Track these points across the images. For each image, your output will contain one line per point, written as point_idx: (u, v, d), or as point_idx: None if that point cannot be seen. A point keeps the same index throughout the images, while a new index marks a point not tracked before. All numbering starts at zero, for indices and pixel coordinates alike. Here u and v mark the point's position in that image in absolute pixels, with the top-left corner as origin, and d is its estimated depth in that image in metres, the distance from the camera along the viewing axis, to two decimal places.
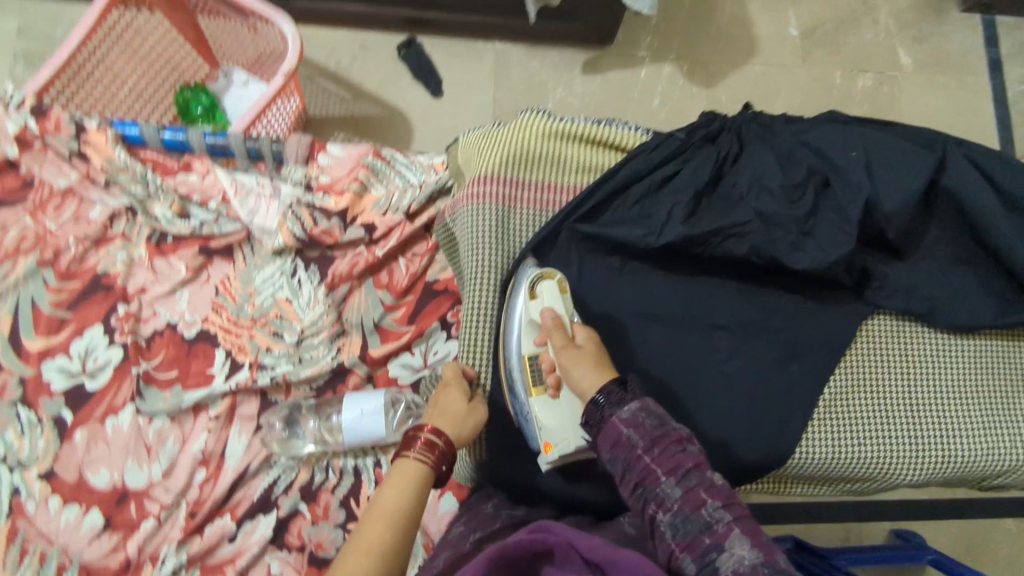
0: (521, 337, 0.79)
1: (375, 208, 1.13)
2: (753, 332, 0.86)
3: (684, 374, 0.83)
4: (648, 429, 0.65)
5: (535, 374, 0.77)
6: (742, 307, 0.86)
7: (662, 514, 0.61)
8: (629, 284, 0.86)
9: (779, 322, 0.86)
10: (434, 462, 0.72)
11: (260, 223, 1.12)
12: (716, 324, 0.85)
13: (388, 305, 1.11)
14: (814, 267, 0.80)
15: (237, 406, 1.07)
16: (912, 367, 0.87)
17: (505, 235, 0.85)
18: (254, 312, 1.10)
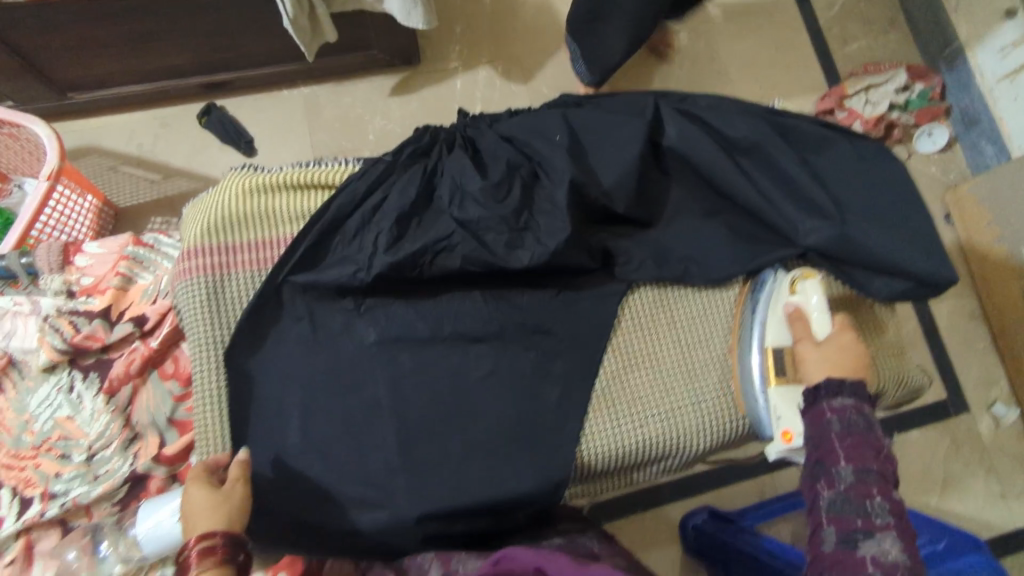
0: (768, 328, 0.80)
1: (144, 298, 1.07)
2: (511, 340, 0.82)
3: (442, 404, 0.79)
4: (856, 427, 0.69)
5: (778, 365, 0.78)
6: (493, 315, 0.82)
7: (827, 492, 0.67)
8: (370, 322, 0.81)
9: (536, 322, 0.82)
10: (223, 562, 0.65)
11: (19, 344, 1.03)
12: (470, 339, 0.81)
13: (178, 397, 1.05)
14: (535, 262, 0.79)
15: (34, 543, 0.99)
16: (683, 333, 0.85)
17: (224, 304, 0.80)
18: (34, 439, 1.02)
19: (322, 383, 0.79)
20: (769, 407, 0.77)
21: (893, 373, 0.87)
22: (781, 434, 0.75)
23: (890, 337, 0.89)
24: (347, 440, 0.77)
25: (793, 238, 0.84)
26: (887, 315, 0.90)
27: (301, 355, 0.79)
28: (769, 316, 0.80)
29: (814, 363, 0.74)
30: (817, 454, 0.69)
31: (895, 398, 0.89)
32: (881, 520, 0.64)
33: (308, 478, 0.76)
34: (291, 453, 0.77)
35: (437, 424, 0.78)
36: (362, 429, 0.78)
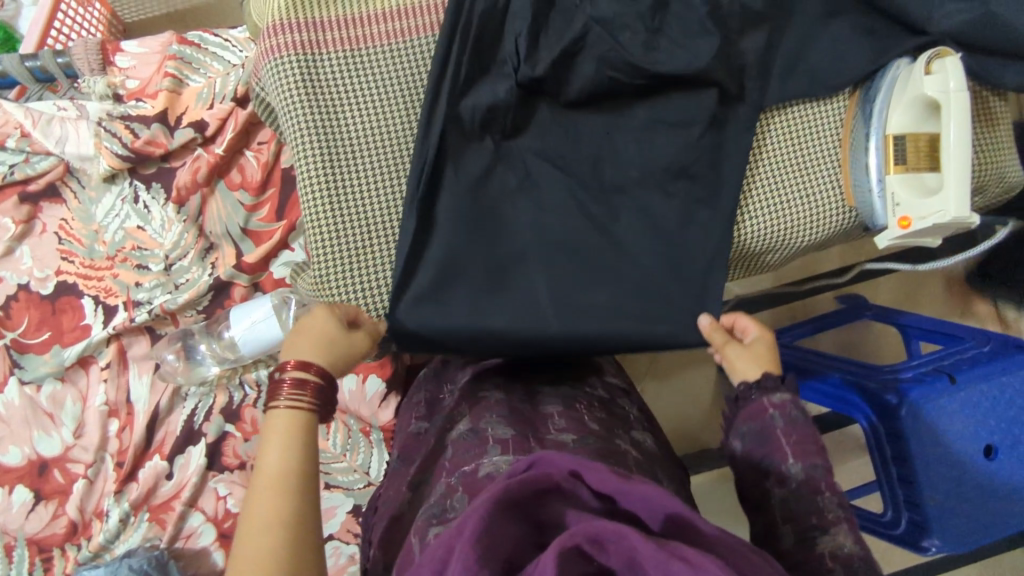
0: (891, 113, 0.77)
1: (199, 102, 0.99)
2: (623, 138, 0.78)
3: (554, 201, 0.77)
4: (794, 415, 0.67)
5: (899, 153, 0.76)
6: (606, 114, 0.78)
7: (777, 488, 0.64)
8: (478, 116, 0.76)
9: (650, 120, 0.77)
10: (312, 402, 0.62)
11: (74, 151, 0.98)
12: (582, 138, 0.78)
13: (249, 207, 1.01)
14: (671, 64, 0.74)
15: (126, 348, 1.01)
16: (797, 128, 0.82)
17: (321, 87, 0.74)
18: (108, 250, 1.00)
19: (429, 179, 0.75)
20: (886, 195, 0.78)
21: (993, 171, 0.87)
22: (898, 221, 0.76)
23: (1000, 131, 0.87)
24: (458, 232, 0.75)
25: (922, 27, 0.79)
26: (1002, 110, 0.87)
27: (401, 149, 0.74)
28: (894, 100, 0.77)
29: (952, 153, 0.73)
30: (763, 452, 0.66)
31: (990, 196, 0.90)
32: (833, 518, 0.61)
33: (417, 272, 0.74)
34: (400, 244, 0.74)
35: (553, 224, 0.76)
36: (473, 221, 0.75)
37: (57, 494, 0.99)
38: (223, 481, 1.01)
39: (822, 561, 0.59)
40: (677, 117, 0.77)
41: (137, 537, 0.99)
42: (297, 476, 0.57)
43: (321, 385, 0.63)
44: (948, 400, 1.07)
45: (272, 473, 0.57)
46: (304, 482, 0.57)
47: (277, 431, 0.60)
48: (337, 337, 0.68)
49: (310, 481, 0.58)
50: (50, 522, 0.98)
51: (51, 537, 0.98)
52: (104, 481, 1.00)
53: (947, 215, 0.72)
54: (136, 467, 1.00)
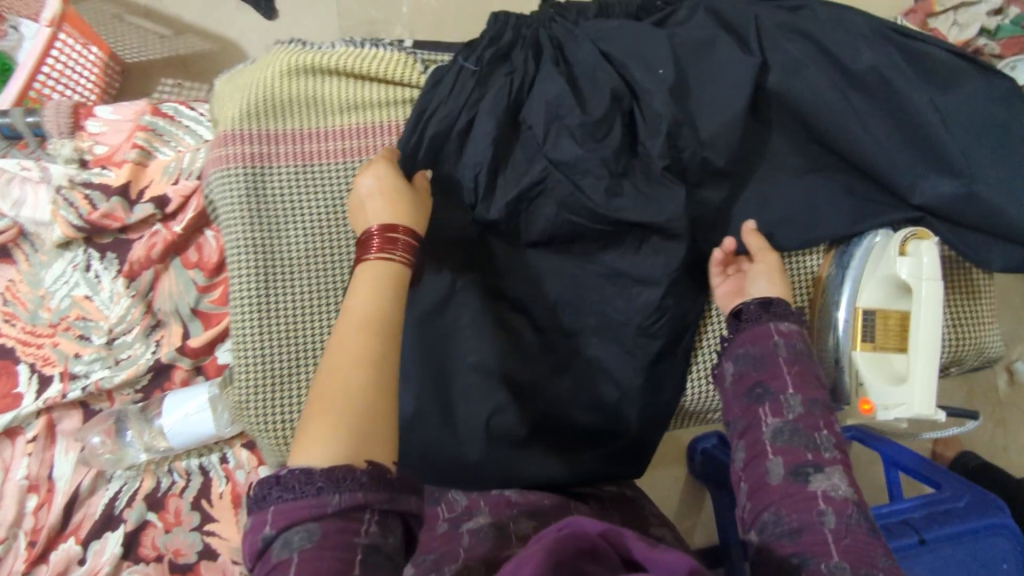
0: (860, 288, 0.74)
1: (164, 176, 0.96)
2: (578, 285, 0.74)
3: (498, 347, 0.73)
4: (797, 347, 0.68)
5: (868, 329, 0.73)
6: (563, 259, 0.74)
7: (769, 419, 0.65)
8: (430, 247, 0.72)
9: (609, 269, 0.73)
10: (403, 258, 0.58)
11: (29, 215, 0.95)
12: (536, 281, 0.74)
13: (202, 287, 0.98)
14: (634, 217, 0.70)
15: (56, 423, 0.97)
16: None
17: (266, 201, 0.71)
18: (52, 317, 0.97)
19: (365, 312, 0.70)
20: (851, 372, 0.74)
21: (971, 345, 0.82)
22: (860, 402, 0.73)
23: (981, 301, 0.82)
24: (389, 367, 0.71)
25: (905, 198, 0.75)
26: (984, 281, 0.83)
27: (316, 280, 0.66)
28: (864, 274, 0.74)
29: (922, 341, 0.69)
30: (759, 376, 0.67)
31: (969, 365, 0.85)
32: (827, 452, 0.62)
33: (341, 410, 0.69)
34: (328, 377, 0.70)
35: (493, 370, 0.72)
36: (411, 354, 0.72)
37: None
38: (136, 573, 0.94)
39: (815, 506, 0.59)
40: (638, 268, 0.73)
41: None
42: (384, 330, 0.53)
43: (411, 243, 0.59)
44: (914, 561, 1.01)
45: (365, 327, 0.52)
46: (391, 326, 0.53)
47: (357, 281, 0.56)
48: (400, 181, 0.64)
49: (389, 330, 0.54)
50: None
51: None
52: (12, 559, 0.93)
53: (911, 409, 0.69)
54: (48, 548, 0.94)
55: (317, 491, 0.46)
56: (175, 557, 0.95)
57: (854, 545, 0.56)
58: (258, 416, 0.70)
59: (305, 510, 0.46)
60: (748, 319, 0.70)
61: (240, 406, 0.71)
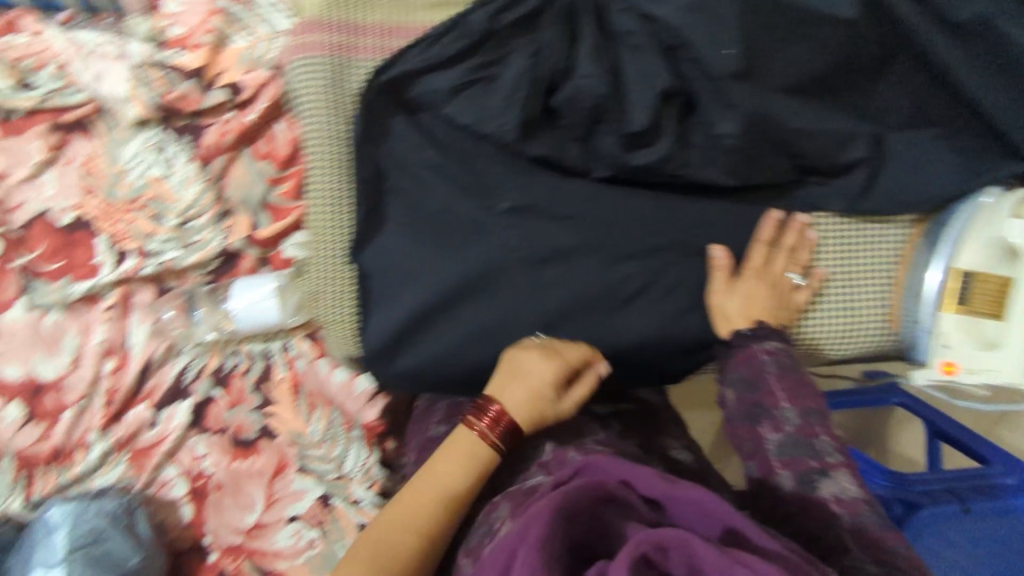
0: (960, 247, 0.68)
1: (238, 64, 0.95)
2: (661, 223, 0.72)
3: (573, 281, 0.71)
4: (785, 363, 0.67)
5: (962, 291, 0.68)
6: (644, 195, 0.72)
7: (772, 435, 0.64)
8: (515, 168, 0.70)
9: (689, 210, 0.72)
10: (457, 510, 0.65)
11: (109, 90, 0.96)
12: (619, 216, 0.71)
13: (272, 179, 0.98)
14: (733, 154, 0.66)
15: (131, 294, 1.02)
16: (850, 259, 0.74)
17: (347, 97, 0.69)
18: (128, 194, 0.99)
19: (433, 227, 0.70)
20: (936, 333, 0.70)
21: None
22: (943, 365, 0.70)
23: None
24: (454, 274, 0.70)
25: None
26: None
27: (398, 109, 0.68)
28: (967, 234, 0.68)
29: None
30: (754, 398, 0.66)
31: None
32: (831, 459, 0.61)
33: (408, 305, 0.70)
34: (394, 283, 0.71)
35: (569, 306, 0.72)
36: (483, 278, 0.70)
37: (48, 417, 1.02)
38: (203, 441, 1.03)
39: (827, 511, 0.58)
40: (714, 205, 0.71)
41: (114, 475, 1.02)
42: (439, 504, 0.64)
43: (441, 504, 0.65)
44: (955, 528, 0.99)
45: (423, 492, 0.65)
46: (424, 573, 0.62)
47: (444, 451, 0.68)
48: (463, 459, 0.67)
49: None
50: (36, 443, 1.01)
51: (35, 458, 1.02)
52: (92, 416, 1.02)
53: (1001, 376, 0.69)
54: (126, 408, 1.03)
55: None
56: (237, 433, 1.02)
57: (869, 537, 0.55)
58: (334, 304, 0.75)
59: None
60: (735, 345, 0.69)
61: (320, 294, 0.75)
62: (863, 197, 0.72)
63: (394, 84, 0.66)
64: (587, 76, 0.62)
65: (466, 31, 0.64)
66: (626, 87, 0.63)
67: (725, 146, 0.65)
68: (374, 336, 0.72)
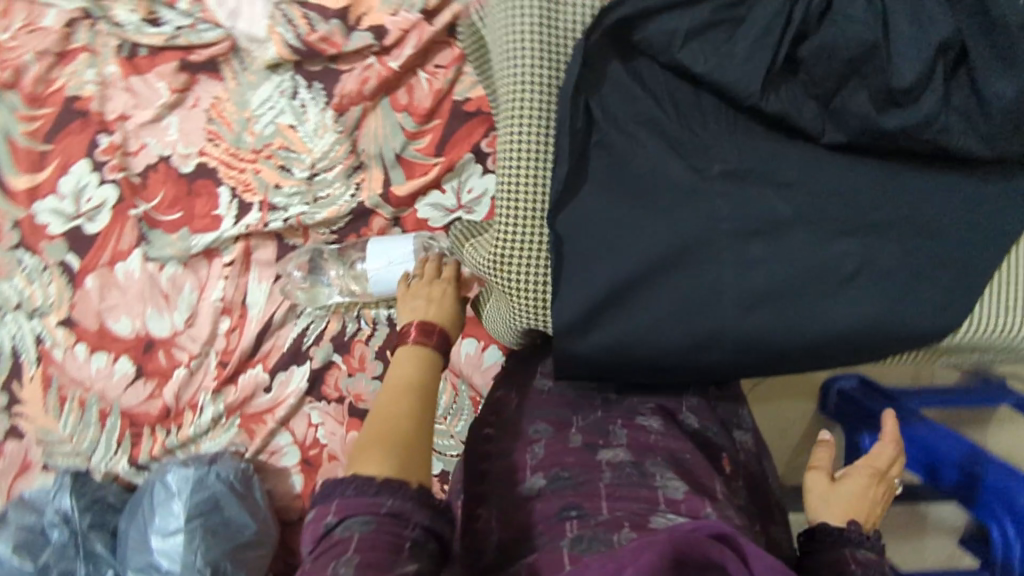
0: None
1: (384, 6, 0.88)
2: (886, 194, 0.64)
3: (788, 255, 0.63)
4: None
5: None
6: (868, 162, 0.64)
7: None
8: (731, 125, 0.62)
9: (915, 183, 0.65)
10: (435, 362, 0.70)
11: (245, 28, 0.90)
12: (840, 186, 0.64)
13: (411, 133, 0.92)
14: (1004, 121, 0.57)
15: (253, 251, 0.96)
16: None
17: (556, 34, 0.62)
18: (255, 142, 0.93)
19: (637, 186, 0.62)
20: None
21: None
22: None
23: None
24: (659, 242, 0.61)
25: None
26: None
27: (616, 54, 0.61)
28: None
29: None
30: None
31: None
32: None
33: (603, 274, 0.61)
34: (590, 250, 0.61)
35: (786, 284, 0.63)
36: (690, 247, 0.62)
37: (157, 376, 0.98)
38: (317, 410, 0.98)
39: None
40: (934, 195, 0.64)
41: (225, 439, 0.98)
42: (391, 394, 0.65)
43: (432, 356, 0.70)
44: None
45: (395, 392, 0.65)
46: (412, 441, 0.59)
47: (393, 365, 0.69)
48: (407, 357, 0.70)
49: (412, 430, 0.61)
50: (145, 401, 0.97)
51: (144, 416, 0.98)
52: (204, 375, 0.97)
53: None
54: (237, 371, 0.97)
55: (375, 493, 0.53)
56: (355, 402, 0.96)
57: None
58: (519, 273, 0.64)
59: (369, 504, 0.53)
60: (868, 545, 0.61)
61: (504, 261, 0.64)
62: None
63: (617, 29, 0.60)
64: (852, 19, 0.55)
65: None
66: (892, 37, 0.55)
67: (995, 111, 0.57)
68: (567, 309, 0.62)
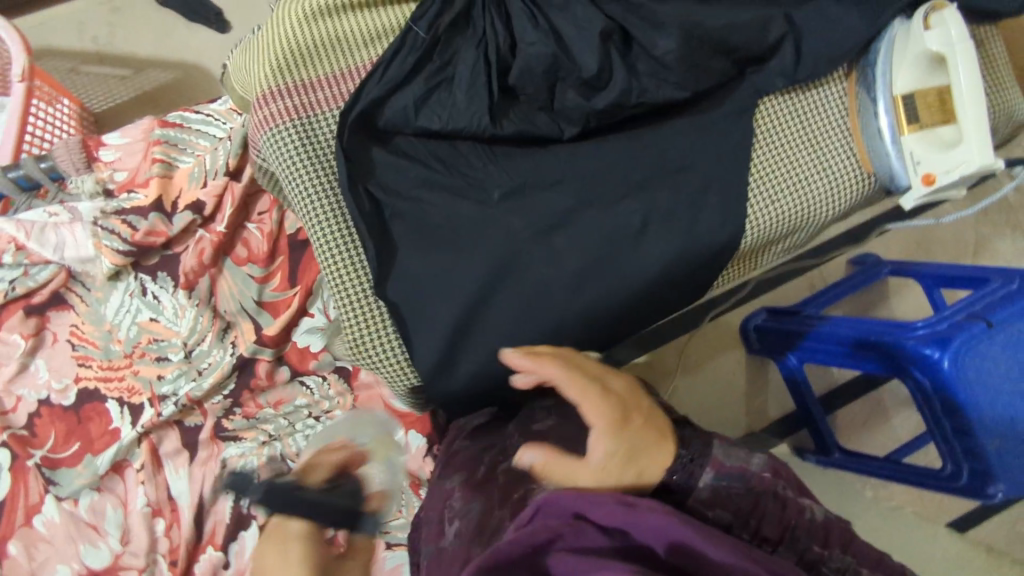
0: (893, 75, 0.73)
1: (192, 182, 0.97)
2: (640, 154, 0.75)
3: (586, 237, 0.73)
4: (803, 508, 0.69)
5: (910, 112, 0.73)
6: (612, 137, 0.75)
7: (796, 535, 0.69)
8: (492, 157, 0.72)
9: (657, 136, 0.75)
10: None
11: (73, 254, 0.95)
12: (600, 165, 0.74)
13: (260, 278, 0.99)
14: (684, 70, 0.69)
15: (158, 445, 0.98)
16: (812, 124, 0.78)
17: (324, 148, 0.70)
18: (124, 347, 0.97)
19: (439, 237, 0.70)
20: (904, 156, 0.74)
21: (1002, 111, 0.83)
22: (921, 179, 0.73)
23: (999, 67, 0.83)
24: (479, 270, 0.70)
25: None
26: (998, 47, 0.83)
27: (372, 140, 0.69)
28: (898, 52, 0.73)
29: (966, 104, 0.70)
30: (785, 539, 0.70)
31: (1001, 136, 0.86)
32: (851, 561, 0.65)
33: (449, 315, 0.69)
34: (425, 307, 0.70)
35: (595, 260, 0.73)
36: (503, 265, 0.71)
37: None
38: None
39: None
40: (673, 142, 0.75)
41: None
42: None
43: None
44: (989, 345, 1.05)
45: None
46: None
47: None
48: None
49: None
50: None
51: None
52: None
53: (973, 164, 0.70)
54: (191, 563, 0.96)
55: None
56: None
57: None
58: (377, 349, 0.71)
59: None
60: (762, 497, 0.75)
61: (363, 346, 0.71)
62: (798, 68, 0.76)
63: (364, 120, 0.67)
64: (532, 43, 0.66)
65: (415, 43, 0.66)
66: (567, 41, 0.66)
67: (671, 62, 0.68)
68: (429, 358, 0.69)
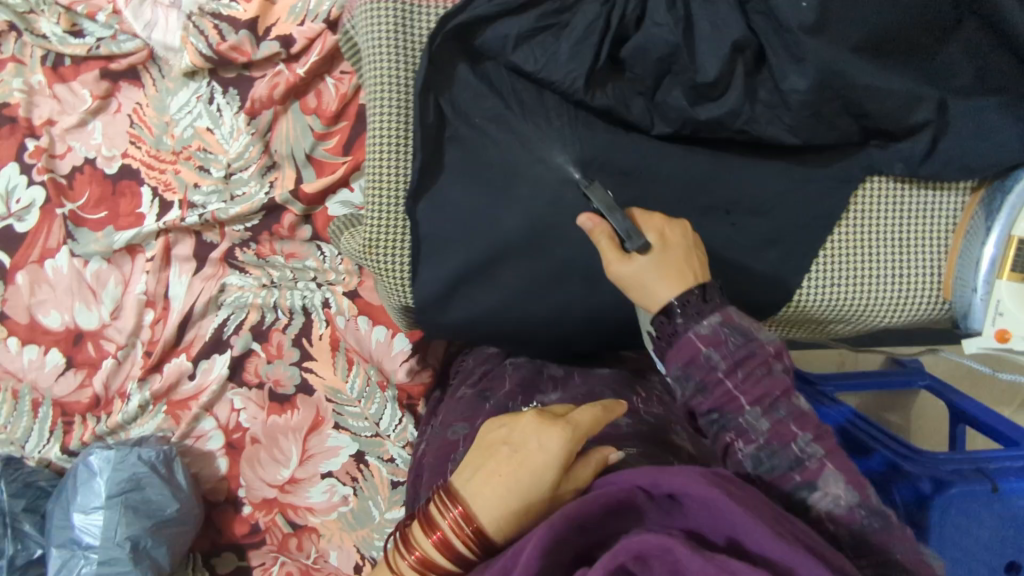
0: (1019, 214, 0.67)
1: (291, 16, 0.95)
2: (722, 180, 0.70)
3: None
4: (731, 348, 0.56)
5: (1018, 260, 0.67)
6: (701, 151, 0.70)
7: (714, 357, 0.56)
8: (573, 121, 0.68)
9: (748, 170, 0.70)
10: None
11: (160, 38, 0.97)
12: (677, 174, 0.69)
13: (319, 134, 0.99)
14: (796, 122, 0.66)
15: (172, 246, 1.03)
16: (909, 225, 0.73)
17: (411, 44, 0.69)
18: (175, 144, 1.00)
19: (487, 179, 0.68)
20: (989, 300, 0.68)
21: None
22: (995, 333, 0.68)
23: None
24: (510, 226, 0.68)
25: None
26: None
27: (463, 57, 0.67)
28: None
29: None
30: (709, 405, 0.56)
31: None
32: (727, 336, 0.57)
33: (463, 256, 0.69)
34: (444, 239, 0.69)
35: None
36: (535, 229, 0.68)
37: (87, 366, 1.02)
38: (240, 395, 1.01)
39: (713, 365, 0.56)
40: (759, 182, 0.70)
41: (152, 425, 1.01)
42: None
43: None
44: (979, 512, 0.87)
45: None
46: None
47: None
48: None
49: None
50: (76, 390, 1.02)
51: (75, 404, 1.02)
52: (132, 365, 1.02)
53: None
54: (163, 360, 1.02)
55: None
56: (275, 387, 1.01)
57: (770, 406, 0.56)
58: (387, 255, 0.71)
59: None
60: (670, 333, 0.58)
61: (373, 246, 0.71)
62: (924, 162, 0.69)
63: (462, 32, 0.66)
64: (660, 24, 0.63)
65: None
66: (696, 38, 0.63)
67: (793, 103, 0.64)
68: (429, 285, 0.70)
